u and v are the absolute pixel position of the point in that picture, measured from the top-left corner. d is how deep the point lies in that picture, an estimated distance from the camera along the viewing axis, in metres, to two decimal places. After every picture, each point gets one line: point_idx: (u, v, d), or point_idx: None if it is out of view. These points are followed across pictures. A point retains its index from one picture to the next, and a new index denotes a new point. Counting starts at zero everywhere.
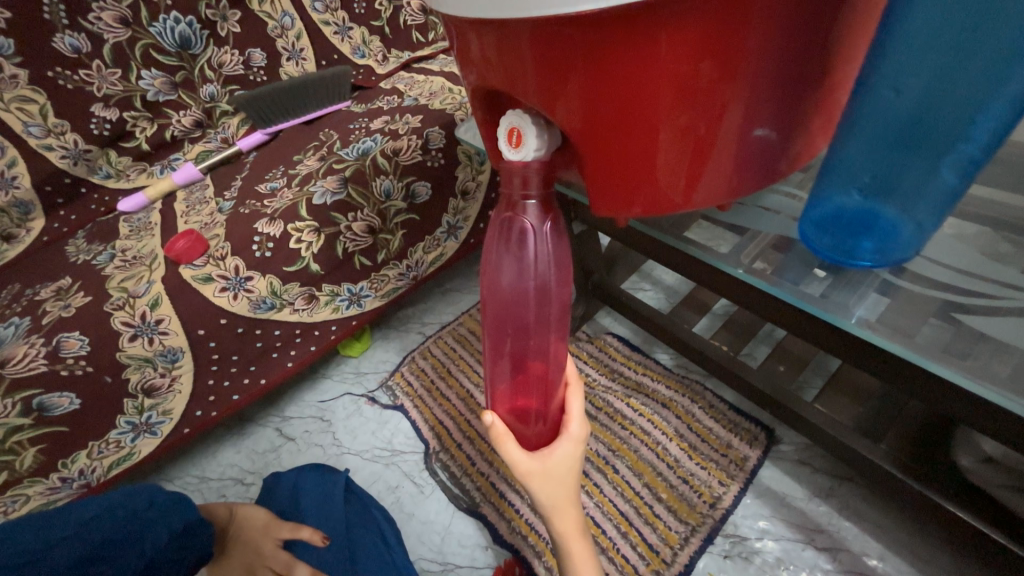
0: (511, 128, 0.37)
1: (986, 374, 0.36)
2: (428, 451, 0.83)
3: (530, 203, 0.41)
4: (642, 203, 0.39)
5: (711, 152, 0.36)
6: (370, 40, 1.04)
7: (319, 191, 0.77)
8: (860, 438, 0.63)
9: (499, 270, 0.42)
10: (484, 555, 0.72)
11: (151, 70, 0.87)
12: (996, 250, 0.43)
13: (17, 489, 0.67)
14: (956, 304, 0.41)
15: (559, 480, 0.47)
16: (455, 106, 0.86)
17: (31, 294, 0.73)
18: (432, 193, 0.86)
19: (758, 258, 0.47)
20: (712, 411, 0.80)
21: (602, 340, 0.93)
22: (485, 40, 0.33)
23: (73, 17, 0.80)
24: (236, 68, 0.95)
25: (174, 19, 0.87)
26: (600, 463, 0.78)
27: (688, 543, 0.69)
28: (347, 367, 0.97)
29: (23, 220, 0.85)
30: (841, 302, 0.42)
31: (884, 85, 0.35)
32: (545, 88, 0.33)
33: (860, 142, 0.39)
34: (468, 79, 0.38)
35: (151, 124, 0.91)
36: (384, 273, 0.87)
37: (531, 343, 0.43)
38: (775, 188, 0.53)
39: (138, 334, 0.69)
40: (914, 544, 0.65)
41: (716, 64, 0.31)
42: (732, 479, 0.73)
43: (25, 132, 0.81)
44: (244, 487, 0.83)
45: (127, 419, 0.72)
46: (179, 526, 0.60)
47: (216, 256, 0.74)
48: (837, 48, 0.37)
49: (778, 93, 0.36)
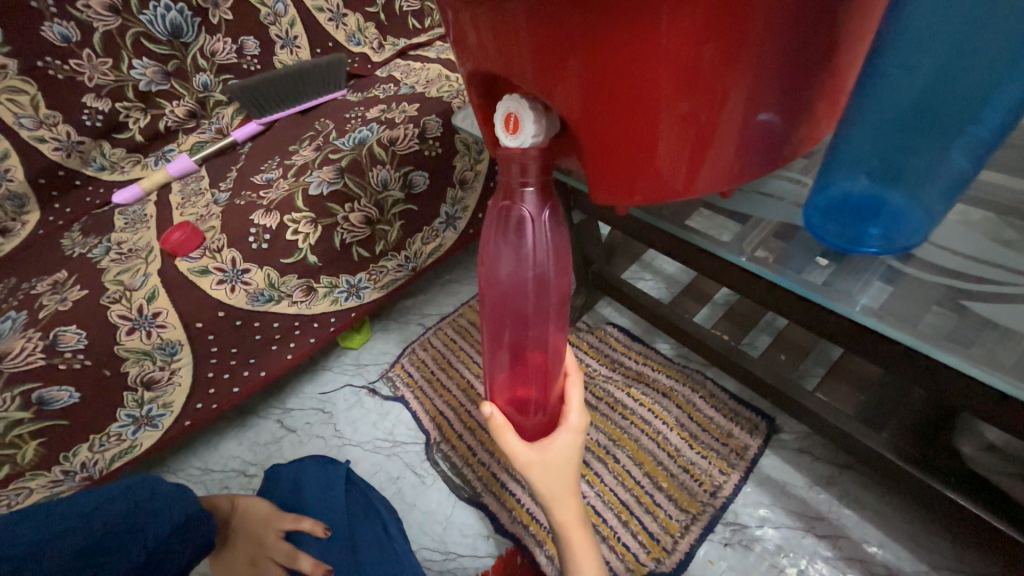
0: (508, 114, 0.36)
1: (991, 361, 0.36)
2: (429, 442, 0.84)
3: (528, 190, 0.40)
4: (643, 191, 0.38)
5: (713, 138, 0.36)
6: (365, 27, 1.03)
7: (315, 182, 0.76)
8: (861, 426, 0.63)
9: (497, 261, 0.41)
10: (485, 544, 0.72)
11: (143, 60, 0.86)
12: (1002, 235, 0.43)
13: (19, 482, 0.67)
14: (961, 291, 0.40)
15: (560, 471, 0.47)
16: (451, 94, 0.85)
17: (27, 288, 0.72)
18: (430, 183, 0.85)
19: (760, 247, 0.46)
20: (713, 400, 0.80)
21: (603, 330, 0.93)
22: (481, 24, 0.32)
23: (62, 5, 0.79)
24: (230, 56, 0.94)
25: (165, 6, 0.85)
26: (600, 452, 0.78)
27: (688, 532, 0.69)
28: (347, 359, 0.97)
29: (18, 213, 0.84)
30: (845, 290, 0.41)
31: (892, 63, 0.34)
32: (543, 73, 0.32)
33: (867, 126, 0.38)
34: (464, 64, 0.37)
35: (145, 114, 0.90)
36: (383, 264, 0.87)
37: (530, 333, 0.43)
38: (777, 174, 0.52)
39: (135, 328, 0.69)
40: (914, 531, 0.65)
41: (720, 48, 0.31)
42: (733, 468, 0.73)
43: (17, 123, 0.80)
44: (247, 479, 0.83)
45: (127, 412, 0.72)
46: (181, 518, 0.60)
47: (212, 248, 0.73)
48: (843, 29, 0.37)
49: (782, 76, 0.35)
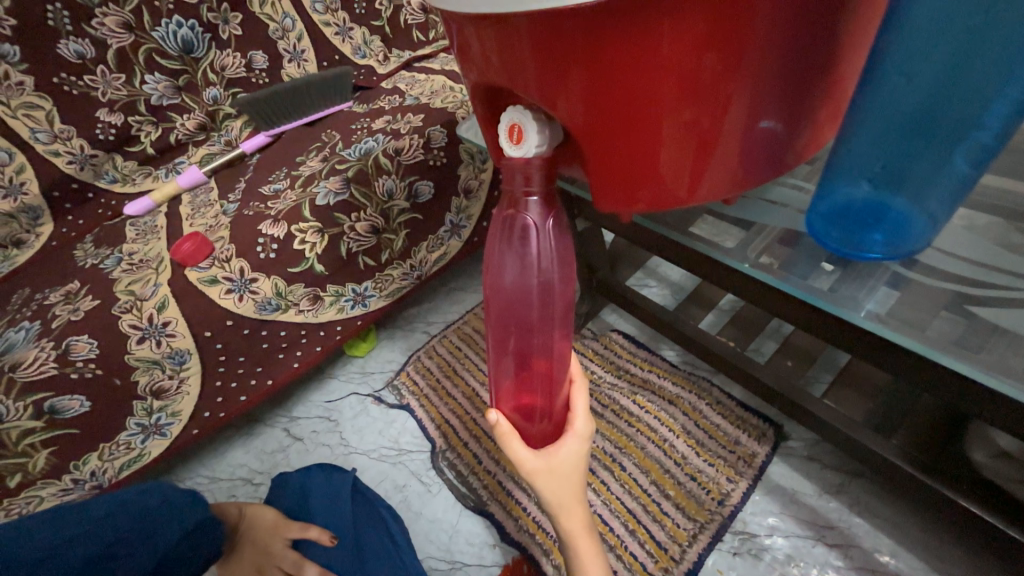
0: (512, 125, 0.37)
1: (1002, 367, 0.36)
2: (434, 450, 0.83)
3: (531, 199, 0.40)
4: (646, 199, 0.38)
5: (715, 146, 0.36)
6: (370, 40, 1.05)
7: (323, 192, 0.78)
8: (871, 434, 0.62)
9: (501, 268, 0.42)
10: (491, 554, 0.72)
11: (155, 75, 0.88)
12: (1009, 240, 0.42)
13: (31, 490, 0.68)
14: (968, 296, 0.40)
15: (566, 478, 0.47)
16: (456, 105, 0.86)
17: (40, 299, 0.73)
18: (435, 192, 0.86)
19: (764, 252, 0.46)
20: (720, 407, 0.80)
21: (607, 337, 0.93)
22: (485, 37, 0.32)
23: (77, 23, 0.81)
24: (239, 70, 0.95)
25: (176, 23, 0.87)
26: (606, 460, 0.78)
27: (697, 541, 0.68)
28: (353, 367, 0.97)
29: (33, 225, 0.86)
30: (851, 296, 0.41)
31: (893, 70, 0.34)
32: (545, 85, 0.33)
33: (868, 133, 0.38)
34: (468, 76, 0.38)
35: (156, 128, 0.92)
36: (389, 273, 0.88)
37: (535, 341, 0.43)
38: (781, 181, 0.52)
39: (146, 337, 0.70)
40: (926, 540, 0.64)
41: (720, 57, 0.31)
42: (741, 476, 0.73)
43: (32, 138, 0.82)
44: (254, 488, 0.84)
45: (137, 421, 0.73)
46: (191, 525, 0.60)
47: (221, 258, 0.74)
48: (843, 37, 0.37)
49: (783, 85, 0.35)
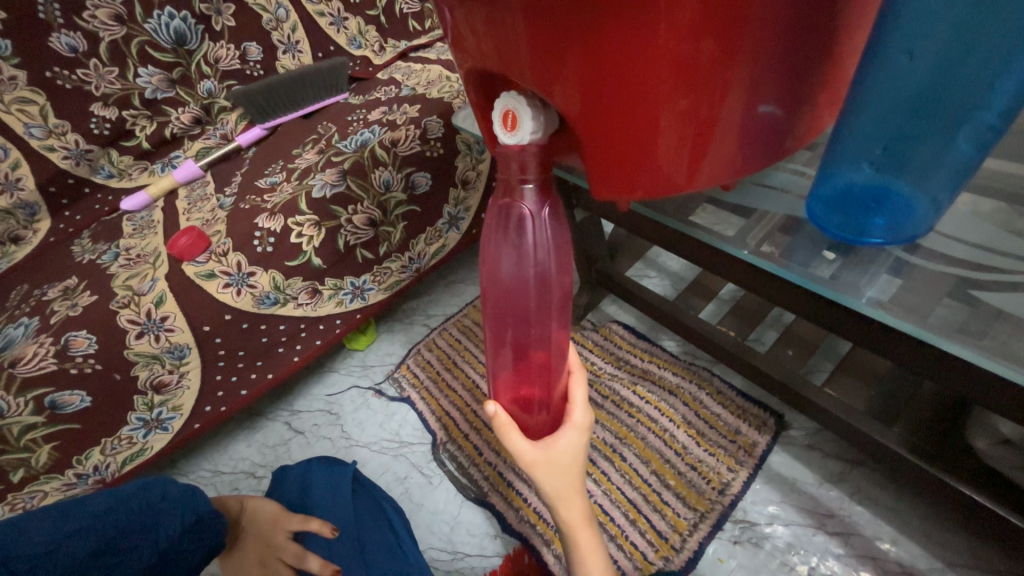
0: (507, 112, 0.36)
1: (1004, 352, 0.35)
2: (435, 442, 0.84)
3: (528, 187, 0.39)
4: (645, 186, 0.38)
5: (713, 134, 0.35)
6: (366, 31, 1.04)
7: (319, 184, 0.76)
8: (871, 421, 0.62)
9: (498, 260, 0.41)
10: (492, 544, 0.72)
11: (148, 68, 0.87)
12: (1013, 225, 0.42)
13: (34, 485, 0.69)
14: (970, 282, 0.40)
15: (564, 469, 0.47)
16: (452, 94, 0.85)
17: (38, 295, 0.73)
18: (432, 183, 0.86)
19: (765, 241, 0.45)
20: (720, 397, 0.79)
21: (607, 328, 0.92)
22: (479, 23, 0.32)
23: (68, 16, 0.80)
24: (233, 62, 0.94)
25: (168, 14, 0.86)
26: (607, 451, 0.78)
27: (697, 530, 0.69)
28: (353, 360, 0.97)
29: (30, 221, 0.86)
30: (852, 283, 0.41)
31: (895, 49, 0.33)
32: (541, 72, 0.32)
33: (869, 116, 0.37)
34: (462, 64, 0.37)
35: (151, 122, 0.91)
36: (388, 265, 0.88)
37: (533, 332, 0.43)
38: (781, 167, 0.51)
39: (144, 332, 0.70)
40: (925, 527, 0.64)
41: (719, 44, 0.31)
42: (740, 465, 0.72)
43: (27, 133, 0.82)
44: (256, 481, 0.84)
45: (138, 415, 0.73)
46: (192, 519, 0.60)
47: (218, 252, 0.74)
48: (844, 17, 0.36)
49: (783, 68, 0.35)
